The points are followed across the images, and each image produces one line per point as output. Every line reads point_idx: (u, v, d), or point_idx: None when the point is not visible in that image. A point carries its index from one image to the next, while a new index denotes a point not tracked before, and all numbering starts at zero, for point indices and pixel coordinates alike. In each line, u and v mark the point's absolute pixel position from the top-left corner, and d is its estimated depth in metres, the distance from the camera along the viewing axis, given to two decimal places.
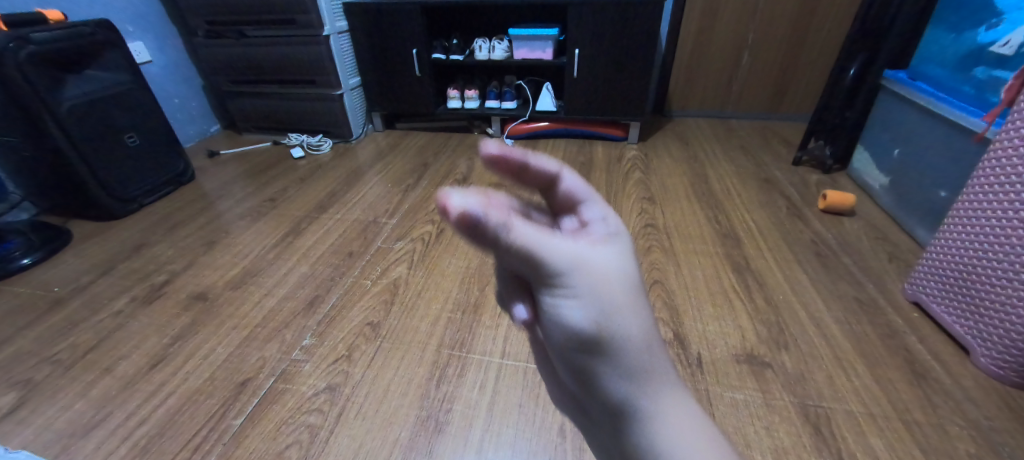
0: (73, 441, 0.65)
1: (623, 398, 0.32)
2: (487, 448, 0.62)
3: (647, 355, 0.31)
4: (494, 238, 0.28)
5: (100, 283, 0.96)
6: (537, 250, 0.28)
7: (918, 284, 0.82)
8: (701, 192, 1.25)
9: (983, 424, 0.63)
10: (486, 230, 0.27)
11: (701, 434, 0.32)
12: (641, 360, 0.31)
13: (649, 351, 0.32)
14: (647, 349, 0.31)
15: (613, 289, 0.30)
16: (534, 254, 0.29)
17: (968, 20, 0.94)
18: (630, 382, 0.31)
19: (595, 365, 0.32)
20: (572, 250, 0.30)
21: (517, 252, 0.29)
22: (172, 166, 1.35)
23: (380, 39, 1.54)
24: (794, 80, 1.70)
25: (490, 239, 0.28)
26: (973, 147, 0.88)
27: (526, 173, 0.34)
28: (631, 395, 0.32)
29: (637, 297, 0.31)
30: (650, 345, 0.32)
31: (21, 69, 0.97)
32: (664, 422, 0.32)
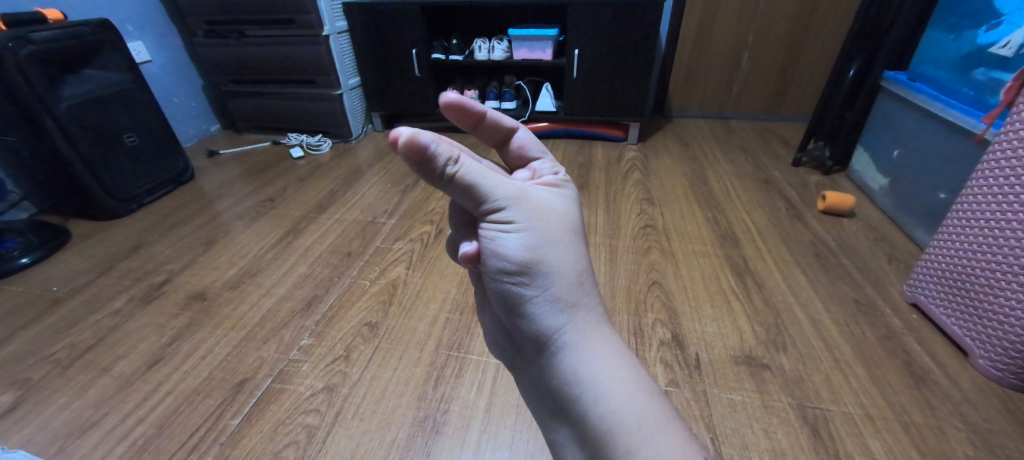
0: (70, 440, 0.65)
1: (552, 322, 0.38)
2: (484, 449, 0.62)
3: (574, 287, 0.39)
4: (443, 169, 0.35)
5: (98, 282, 0.96)
6: (480, 184, 0.37)
7: (917, 286, 0.82)
8: (700, 193, 1.25)
9: (981, 426, 0.63)
10: (436, 161, 0.35)
11: (615, 355, 0.37)
12: (568, 289, 0.39)
13: (577, 285, 0.39)
14: (575, 282, 0.39)
15: (547, 221, 0.39)
16: (474, 185, 0.37)
17: (968, 21, 0.94)
18: (559, 308, 0.38)
19: (529, 290, 0.39)
20: (514, 184, 0.39)
21: (462, 183, 0.36)
22: (172, 165, 1.35)
23: (380, 39, 1.54)
24: (794, 80, 1.70)
25: (437, 173, 0.35)
26: (972, 148, 0.88)
27: (482, 128, 0.44)
28: (558, 320, 0.38)
29: (567, 238, 0.40)
30: (577, 279, 0.39)
31: (19, 69, 0.97)
32: (584, 345, 0.37)
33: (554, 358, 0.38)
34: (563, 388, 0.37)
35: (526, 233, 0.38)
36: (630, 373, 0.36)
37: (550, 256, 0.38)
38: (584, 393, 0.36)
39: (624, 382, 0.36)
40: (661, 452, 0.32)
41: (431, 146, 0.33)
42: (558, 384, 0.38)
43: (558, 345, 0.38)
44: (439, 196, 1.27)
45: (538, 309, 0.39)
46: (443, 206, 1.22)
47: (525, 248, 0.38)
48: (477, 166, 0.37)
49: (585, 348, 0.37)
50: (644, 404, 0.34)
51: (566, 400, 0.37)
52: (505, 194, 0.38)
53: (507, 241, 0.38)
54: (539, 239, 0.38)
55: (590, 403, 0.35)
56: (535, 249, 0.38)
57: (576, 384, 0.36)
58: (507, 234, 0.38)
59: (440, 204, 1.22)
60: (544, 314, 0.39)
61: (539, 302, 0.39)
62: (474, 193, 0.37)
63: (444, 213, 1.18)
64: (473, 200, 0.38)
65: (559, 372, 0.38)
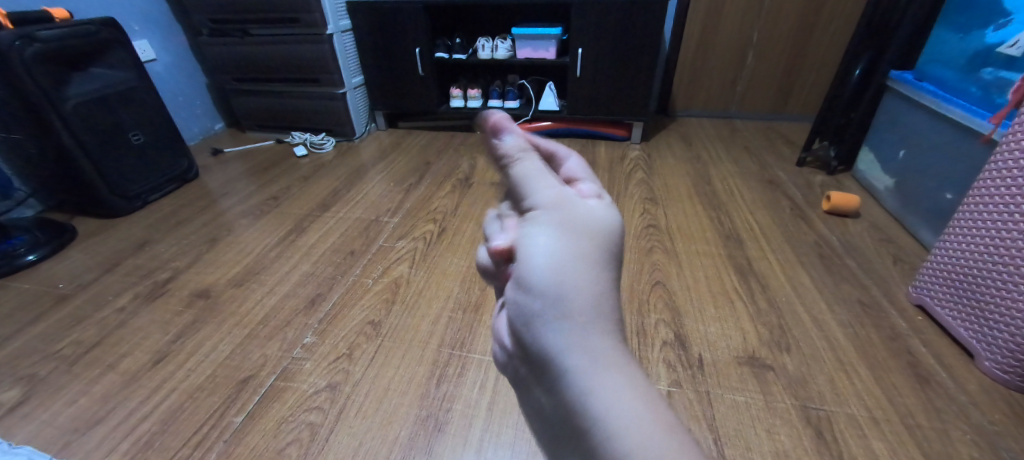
0: (75, 436, 0.65)
1: (563, 350, 0.30)
2: (487, 448, 0.62)
3: (592, 306, 0.30)
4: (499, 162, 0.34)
5: (104, 280, 0.97)
6: (519, 184, 0.34)
7: (922, 287, 0.82)
8: (704, 192, 1.24)
9: (987, 428, 0.62)
10: (499, 152, 0.35)
11: (665, 432, 0.27)
12: (585, 308, 0.30)
13: (597, 306, 0.30)
14: (593, 300, 0.30)
15: (573, 222, 0.32)
16: (523, 182, 0.34)
17: (976, 21, 0.93)
18: (571, 330, 0.30)
19: (537, 303, 0.31)
20: (555, 192, 0.34)
21: (508, 181, 0.34)
22: (177, 164, 1.36)
23: (384, 38, 1.54)
24: (799, 80, 1.69)
25: (500, 161, 0.35)
26: (980, 149, 0.87)
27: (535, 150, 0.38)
28: (570, 348, 0.30)
29: (588, 243, 0.32)
30: (596, 297, 0.30)
31: (26, 67, 0.98)
32: (609, 391, 0.28)
33: (565, 399, 0.30)
34: (578, 438, 0.29)
35: (548, 233, 0.32)
36: None
37: (564, 263, 0.30)
38: (602, 456, 0.27)
39: (664, 456, 0.25)
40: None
41: (503, 139, 0.34)
42: (569, 432, 0.30)
43: (569, 381, 0.29)
44: (441, 195, 1.27)
45: (544, 329, 0.31)
46: (445, 205, 1.22)
47: (540, 251, 0.31)
48: (534, 165, 0.35)
49: (606, 394, 0.28)
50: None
51: None
52: (544, 194, 0.33)
53: (529, 240, 0.32)
54: (565, 252, 0.31)
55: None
56: (547, 252, 0.31)
57: (593, 440, 0.28)
58: (532, 233, 0.32)
59: (444, 203, 1.22)
60: (554, 337, 0.30)
61: (547, 319, 0.31)
62: (519, 190, 0.34)
63: (446, 212, 1.18)
64: (516, 198, 0.35)
65: (570, 417, 0.30)
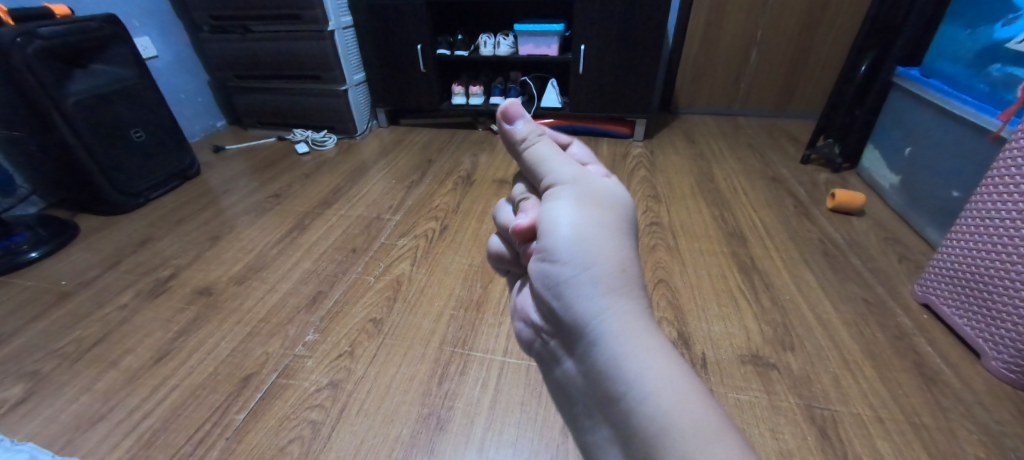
0: (78, 433, 0.65)
1: (593, 306, 0.37)
2: (489, 446, 0.62)
3: (615, 271, 0.38)
4: (518, 143, 0.45)
5: (106, 277, 0.97)
6: (543, 161, 0.44)
7: (928, 285, 0.81)
8: (707, 190, 1.23)
9: (993, 428, 0.62)
10: (514, 136, 0.45)
11: (665, 354, 0.35)
12: (610, 272, 0.38)
13: (619, 270, 0.38)
14: (617, 265, 0.38)
15: (597, 201, 0.41)
16: (539, 162, 0.44)
17: (985, 16, 0.92)
18: (599, 291, 0.37)
19: (568, 270, 0.38)
20: (578, 168, 0.43)
21: (529, 156, 0.45)
22: (179, 161, 1.35)
23: (385, 34, 1.53)
24: (803, 77, 1.67)
25: (516, 143, 0.45)
26: (988, 146, 0.86)
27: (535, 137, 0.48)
28: (599, 305, 0.37)
29: (614, 223, 0.40)
30: (619, 264, 0.38)
31: (28, 64, 0.98)
32: (629, 335, 0.35)
33: (594, 348, 0.36)
34: (605, 382, 0.35)
35: (574, 208, 0.40)
36: (683, 376, 0.34)
37: (591, 236, 0.38)
38: (629, 389, 0.34)
39: (674, 379, 0.33)
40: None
41: (516, 123, 0.45)
42: (598, 380, 0.36)
43: (600, 334, 0.36)
44: (443, 192, 1.26)
45: (576, 292, 0.38)
46: (447, 202, 1.21)
47: (571, 223, 0.39)
48: (548, 147, 0.45)
49: (630, 339, 0.35)
50: (698, 408, 0.32)
51: (608, 398, 0.35)
52: (563, 172, 0.42)
53: (559, 213, 0.40)
54: (586, 219, 0.39)
55: (636, 400, 0.33)
56: (579, 225, 0.39)
57: (621, 378, 0.34)
58: (560, 207, 0.41)
59: (445, 201, 1.22)
60: (582, 298, 0.37)
61: (578, 283, 0.38)
62: (536, 168, 0.44)
63: (448, 209, 1.18)
64: (537, 175, 0.45)
65: (600, 365, 0.36)
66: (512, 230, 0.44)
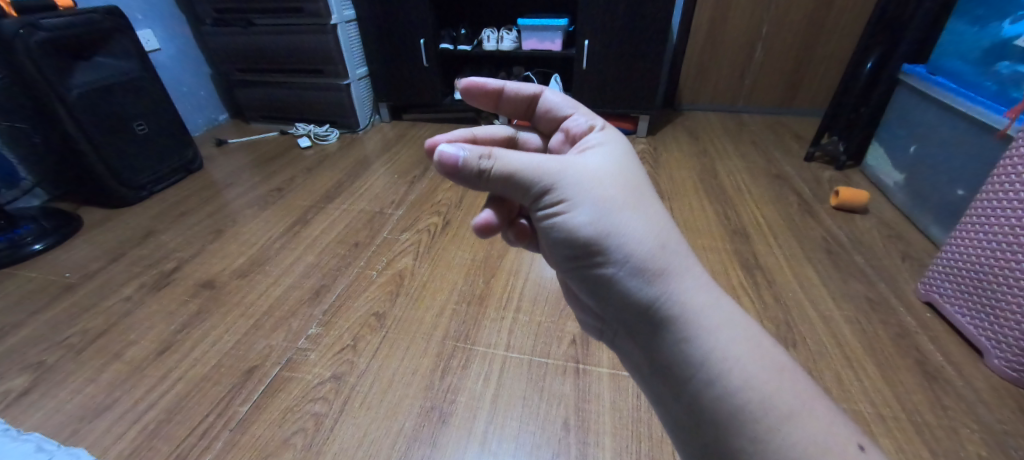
0: (83, 423, 0.66)
1: (644, 297, 0.37)
2: (491, 440, 0.62)
3: (657, 255, 0.37)
4: (479, 172, 0.38)
5: (110, 269, 0.97)
6: (520, 171, 0.38)
7: (931, 284, 0.81)
8: (710, 186, 1.23)
9: (995, 426, 0.62)
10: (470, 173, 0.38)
11: (725, 328, 0.35)
12: (650, 257, 0.37)
13: (661, 252, 0.37)
14: (657, 248, 0.37)
15: (605, 186, 0.39)
16: (514, 174, 0.38)
17: (992, 13, 0.91)
18: (647, 280, 0.37)
19: (608, 267, 0.38)
20: (557, 160, 0.39)
21: (501, 176, 0.39)
22: (182, 154, 1.35)
23: (388, 28, 1.52)
24: (808, 74, 1.66)
25: (475, 176, 0.38)
26: (995, 144, 0.86)
27: (505, 100, 0.49)
28: (651, 293, 0.37)
29: (636, 200, 0.39)
30: (659, 244, 0.38)
31: (31, 56, 0.98)
32: (687, 320, 0.36)
33: (655, 337, 0.37)
34: (671, 370, 0.37)
35: (584, 208, 0.38)
36: (746, 347, 0.34)
37: (623, 222, 0.38)
38: (696, 375, 0.35)
39: (740, 357, 0.34)
40: (798, 439, 0.31)
41: (459, 162, 0.37)
42: (664, 368, 0.37)
43: (657, 324, 0.37)
44: (445, 187, 1.26)
45: (624, 283, 0.38)
46: (449, 197, 1.21)
47: (593, 221, 0.38)
48: (509, 157, 0.38)
49: (687, 324, 0.36)
50: (768, 382, 0.33)
51: (676, 384, 0.36)
52: (545, 177, 0.38)
53: (575, 215, 0.38)
54: (605, 207, 0.38)
55: (705, 385, 0.34)
56: (604, 218, 0.38)
57: (688, 365, 0.35)
58: (569, 211, 0.39)
59: (448, 196, 1.22)
60: (632, 289, 0.38)
61: (624, 275, 0.38)
62: (516, 183, 0.39)
63: (450, 204, 1.18)
64: (518, 189, 0.40)
65: (662, 352, 0.37)
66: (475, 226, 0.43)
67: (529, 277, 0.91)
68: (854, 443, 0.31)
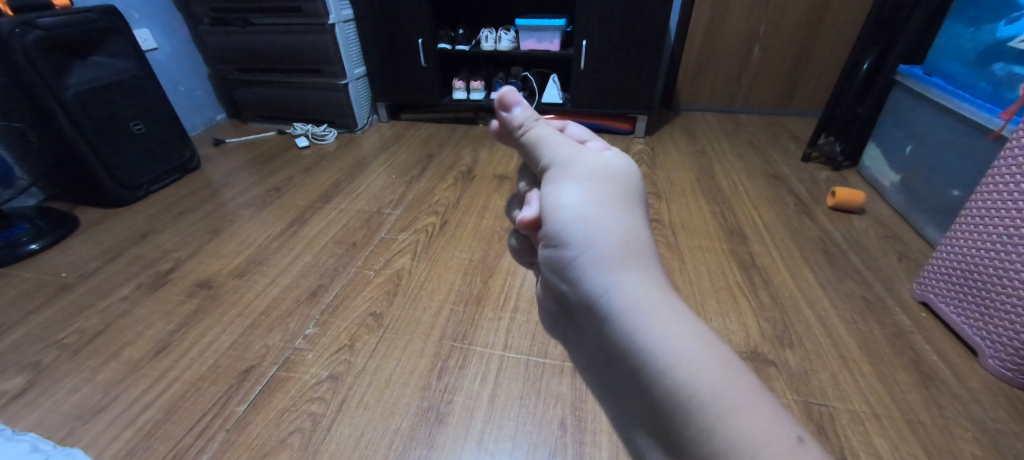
0: (79, 423, 0.66)
1: (600, 284, 0.37)
2: (488, 439, 0.62)
3: (620, 246, 0.37)
4: None
5: (106, 269, 0.97)
6: None
7: (927, 284, 0.81)
8: (707, 187, 1.23)
9: (989, 425, 0.62)
10: (512, 123, 0.47)
11: (679, 321, 0.34)
12: (613, 248, 0.37)
13: (625, 245, 0.38)
14: (622, 240, 0.38)
15: (593, 180, 0.41)
16: (538, 141, 0.45)
17: (988, 15, 0.92)
18: (605, 267, 0.37)
19: (573, 254, 0.39)
20: (563, 152, 0.42)
21: None
22: (179, 154, 1.35)
23: (386, 28, 1.52)
24: (805, 74, 1.67)
25: (515, 129, 0.47)
26: (990, 145, 0.86)
27: (529, 120, 0.50)
28: (608, 281, 0.37)
29: (612, 196, 0.40)
30: (625, 237, 0.38)
31: (27, 55, 0.97)
32: (642, 309, 0.35)
33: (607, 325, 0.36)
34: (622, 359, 0.35)
35: (573, 190, 0.41)
36: (698, 340, 0.33)
37: (594, 213, 0.39)
38: (645, 363, 0.33)
39: (691, 349, 0.32)
40: (740, 430, 0.29)
41: None
42: (616, 358, 0.36)
43: (610, 311, 0.36)
44: (443, 187, 1.26)
45: (584, 270, 0.38)
46: (447, 197, 1.21)
47: (570, 206, 0.40)
48: None
49: (638, 312, 0.35)
50: (718, 374, 0.31)
51: (627, 374, 0.35)
52: (558, 154, 0.43)
53: (561, 196, 0.41)
54: (583, 198, 0.40)
55: (654, 373, 0.33)
56: (579, 208, 0.39)
57: (638, 354, 0.34)
58: (559, 189, 0.42)
59: (445, 196, 1.22)
60: (591, 277, 0.38)
61: (584, 262, 0.38)
62: None
63: (448, 204, 1.18)
64: None
65: (614, 342, 0.36)
66: (518, 222, 0.45)
67: (527, 277, 0.91)
68: (798, 437, 0.29)
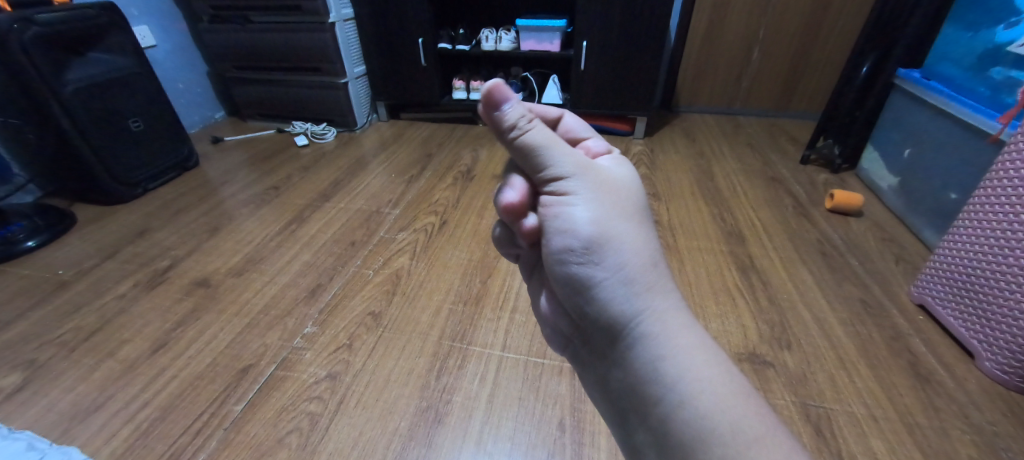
0: (75, 422, 0.65)
1: (628, 308, 0.39)
2: (486, 440, 0.62)
3: (645, 271, 0.40)
4: (509, 131, 0.39)
5: (103, 267, 0.96)
6: (542, 149, 0.39)
7: (924, 287, 0.81)
8: (706, 188, 1.24)
9: (985, 428, 0.63)
10: (502, 124, 0.39)
11: (699, 350, 0.38)
12: (639, 272, 0.40)
13: (650, 270, 0.40)
14: (647, 265, 0.40)
15: (614, 198, 0.41)
16: (537, 150, 0.39)
17: (986, 19, 0.92)
18: (632, 290, 0.39)
19: (597, 271, 0.40)
20: (579, 157, 0.41)
21: (525, 145, 0.39)
22: (177, 151, 1.35)
23: (387, 27, 1.52)
24: (804, 77, 1.67)
25: (505, 131, 0.39)
26: (988, 149, 0.87)
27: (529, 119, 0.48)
28: (634, 306, 0.39)
29: (638, 218, 0.42)
30: (649, 262, 0.40)
31: (24, 51, 0.97)
32: (668, 336, 0.38)
33: (632, 350, 0.39)
34: (645, 384, 0.38)
35: (590, 206, 0.40)
36: (716, 370, 0.37)
37: (617, 234, 0.40)
38: (670, 391, 0.36)
39: (711, 378, 0.36)
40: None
41: (503, 110, 0.39)
42: (637, 380, 0.38)
43: (637, 335, 0.39)
44: (442, 187, 1.26)
45: (610, 292, 0.40)
46: (446, 197, 1.21)
47: (590, 221, 0.40)
48: (542, 132, 0.40)
49: (664, 340, 0.38)
50: (736, 406, 0.35)
51: (647, 398, 0.38)
52: (566, 165, 0.40)
53: (576, 210, 0.40)
54: (606, 214, 0.40)
55: (677, 399, 0.36)
56: (604, 224, 0.40)
57: (662, 380, 0.37)
58: (572, 204, 0.40)
59: (444, 196, 1.21)
60: (617, 299, 0.39)
61: (610, 284, 0.40)
62: (534, 158, 0.40)
63: (448, 204, 1.18)
64: (534, 167, 0.40)
65: (638, 365, 0.38)
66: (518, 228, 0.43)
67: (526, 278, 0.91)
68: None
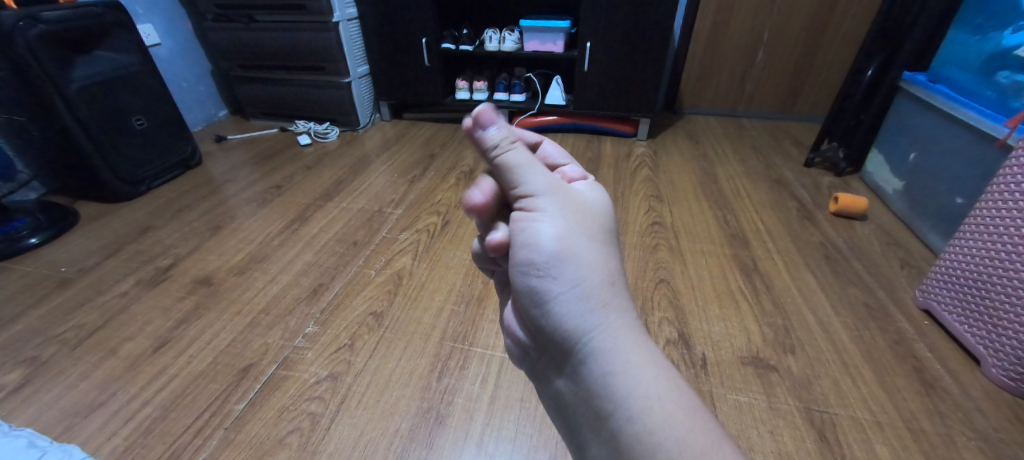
0: (77, 419, 0.65)
1: (582, 323, 0.39)
2: (487, 442, 0.62)
3: (604, 288, 0.40)
4: (490, 153, 0.41)
5: (105, 264, 0.97)
6: (518, 169, 0.41)
7: (930, 292, 0.81)
8: (709, 191, 1.23)
9: (992, 435, 0.62)
10: (485, 146, 0.41)
11: (652, 367, 0.38)
12: (598, 288, 0.40)
13: (609, 287, 0.40)
14: (605, 283, 0.40)
15: (577, 216, 0.42)
16: (513, 171, 0.41)
17: (993, 23, 0.92)
18: (589, 307, 0.39)
19: (556, 286, 0.40)
20: (553, 179, 0.43)
21: (505, 166, 0.41)
22: (181, 149, 1.35)
23: (390, 27, 1.52)
24: (808, 80, 1.66)
25: (487, 153, 0.41)
26: (995, 153, 0.86)
27: None
28: (590, 322, 0.39)
29: (598, 235, 0.42)
30: (608, 280, 0.41)
31: (31, 50, 0.97)
32: (620, 353, 0.38)
33: (586, 365, 0.39)
34: (597, 399, 0.38)
35: (554, 221, 0.41)
36: (667, 387, 0.37)
37: (579, 250, 0.40)
38: (619, 407, 0.36)
39: (662, 395, 0.36)
40: None
41: (487, 131, 0.41)
42: (589, 394, 0.38)
43: (590, 351, 0.39)
44: (445, 187, 1.26)
45: (565, 309, 0.40)
46: (449, 198, 1.21)
47: (553, 237, 0.40)
48: (522, 155, 0.41)
49: (618, 356, 0.38)
50: (685, 422, 0.35)
51: (599, 413, 0.38)
52: (539, 183, 0.42)
53: (540, 227, 0.41)
54: (566, 231, 0.41)
55: (625, 416, 0.36)
56: (565, 240, 0.40)
57: (612, 396, 0.37)
58: (539, 220, 0.41)
59: (447, 196, 1.21)
60: (573, 314, 0.39)
61: (568, 300, 0.40)
62: (510, 178, 0.41)
63: (450, 204, 1.17)
64: (507, 184, 0.42)
65: (591, 380, 0.38)
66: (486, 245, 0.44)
67: None
68: None
